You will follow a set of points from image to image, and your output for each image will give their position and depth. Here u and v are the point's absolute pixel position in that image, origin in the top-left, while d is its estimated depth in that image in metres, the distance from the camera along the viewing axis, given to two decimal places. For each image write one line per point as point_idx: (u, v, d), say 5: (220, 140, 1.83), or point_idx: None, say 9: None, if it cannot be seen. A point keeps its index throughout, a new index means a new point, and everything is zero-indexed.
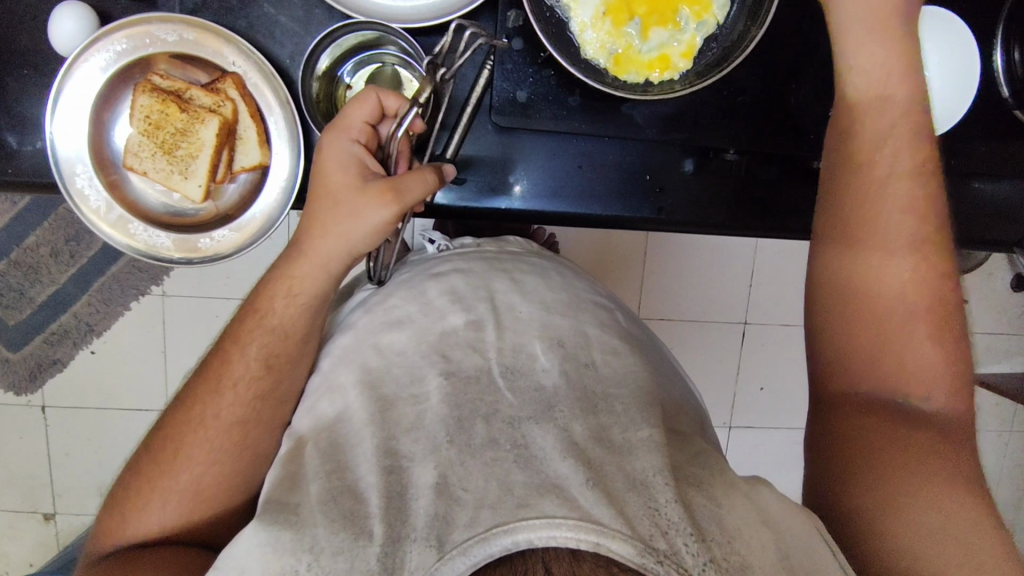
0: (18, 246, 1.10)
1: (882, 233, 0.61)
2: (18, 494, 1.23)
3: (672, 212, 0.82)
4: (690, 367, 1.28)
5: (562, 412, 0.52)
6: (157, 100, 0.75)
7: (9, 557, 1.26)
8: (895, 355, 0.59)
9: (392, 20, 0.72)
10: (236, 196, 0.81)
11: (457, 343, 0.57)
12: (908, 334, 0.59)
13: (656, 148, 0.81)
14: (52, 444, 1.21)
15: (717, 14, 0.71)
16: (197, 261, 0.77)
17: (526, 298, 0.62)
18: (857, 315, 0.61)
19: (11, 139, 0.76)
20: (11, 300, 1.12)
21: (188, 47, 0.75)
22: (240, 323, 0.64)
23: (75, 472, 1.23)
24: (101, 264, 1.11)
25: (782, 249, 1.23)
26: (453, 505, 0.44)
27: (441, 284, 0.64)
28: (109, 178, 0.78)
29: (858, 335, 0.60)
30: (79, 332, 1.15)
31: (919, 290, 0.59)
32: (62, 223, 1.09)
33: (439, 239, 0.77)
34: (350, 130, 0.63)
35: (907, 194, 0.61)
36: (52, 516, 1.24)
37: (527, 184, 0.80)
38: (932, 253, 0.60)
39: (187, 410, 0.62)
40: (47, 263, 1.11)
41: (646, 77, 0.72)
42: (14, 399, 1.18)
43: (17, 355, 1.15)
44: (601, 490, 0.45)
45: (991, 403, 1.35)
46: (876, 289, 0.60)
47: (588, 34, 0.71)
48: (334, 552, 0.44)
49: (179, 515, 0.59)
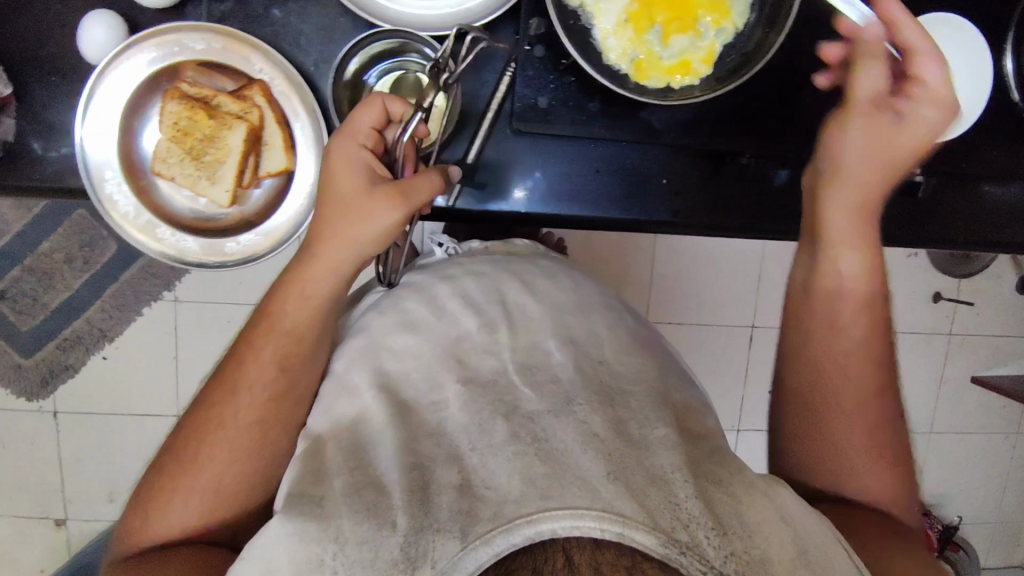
0: (31, 252, 1.13)
1: (823, 331, 0.67)
2: (28, 499, 1.22)
3: (684, 217, 0.83)
4: (699, 369, 1.29)
5: (581, 404, 0.52)
6: (185, 107, 0.76)
7: (20, 563, 1.26)
8: (837, 449, 0.66)
9: (419, 27, 0.74)
10: (262, 202, 0.81)
11: (474, 349, 0.58)
12: (846, 426, 0.66)
13: (671, 153, 0.82)
14: (63, 449, 1.20)
15: (736, 22, 0.72)
16: (225, 264, 0.79)
17: (536, 298, 0.64)
18: (811, 410, 0.67)
19: (35, 144, 0.77)
20: (24, 306, 1.14)
21: (216, 55, 0.76)
22: (256, 326, 0.66)
23: (84, 478, 1.22)
24: (114, 270, 1.14)
25: (788, 252, 1.24)
26: (476, 501, 0.46)
27: (452, 288, 0.65)
28: (138, 183, 0.79)
29: (812, 432, 0.67)
30: (92, 337, 1.16)
31: (849, 383, 0.66)
32: (75, 228, 1.12)
33: (446, 243, 0.78)
34: (359, 135, 0.64)
35: (851, 297, 0.67)
36: (62, 521, 1.23)
37: (545, 188, 0.81)
38: (875, 348, 0.67)
39: (206, 409, 0.63)
40: (61, 269, 1.14)
41: (666, 83, 0.73)
42: (25, 405, 1.18)
43: (30, 360, 1.16)
44: (623, 484, 0.46)
45: (999, 405, 1.35)
46: (816, 385, 0.67)
47: (611, 41, 0.72)
48: (360, 543, 0.45)
49: (197, 514, 0.60)
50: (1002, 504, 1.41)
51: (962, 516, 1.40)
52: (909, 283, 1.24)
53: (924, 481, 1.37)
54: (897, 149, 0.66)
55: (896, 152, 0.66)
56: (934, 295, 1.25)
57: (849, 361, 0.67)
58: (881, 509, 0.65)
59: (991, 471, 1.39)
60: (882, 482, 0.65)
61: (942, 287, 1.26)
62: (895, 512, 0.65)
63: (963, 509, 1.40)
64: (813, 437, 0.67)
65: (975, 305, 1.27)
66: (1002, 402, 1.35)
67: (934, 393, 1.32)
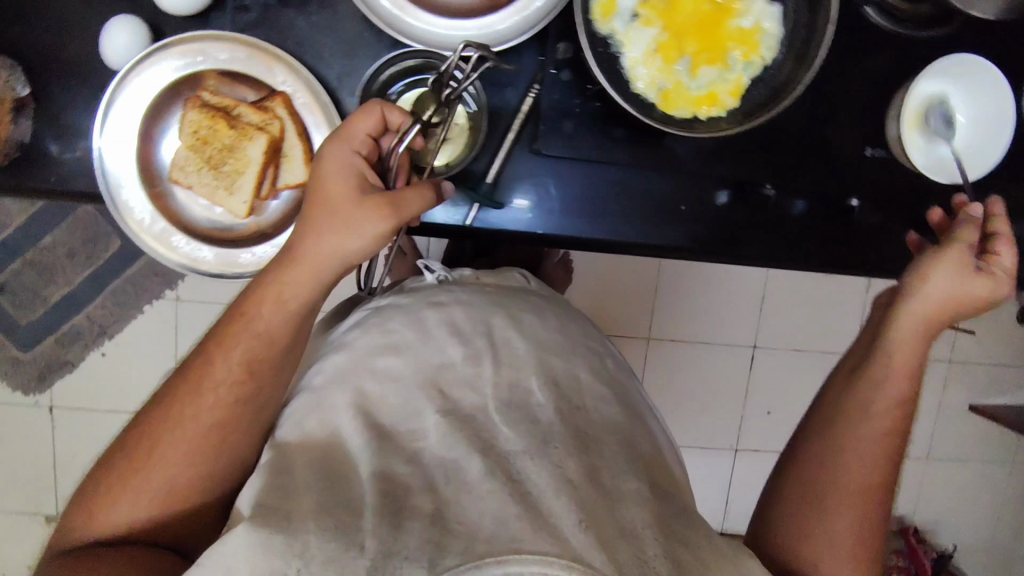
0: (34, 245, 1.12)
1: (852, 419, 0.64)
2: (19, 494, 1.21)
3: (705, 242, 0.82)
4: (699, 388, 1.28)
5: (558, 448, 0.55)
6: (206, 116, 0.75)
7: (7, 559, 1.24)
8: (820, 542, 0.61)
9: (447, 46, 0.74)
10: (277, 214, 0.79)
11: (453, 380, 0.60)
12: (838, 525, 0.61)
13: (692, 179, 0.81)
14: (57, 444, 1.20)
15: (764, 55, 0.73)
16: (238, 275, 0.78)
17: (521, 334, 0.65)
18: (808, 493, 0.63)
19: (52, 146, 0.76)
20: (24, 299, 1.13)
21: (239, 65, 0.76)
22: (225, 325, 0.61)
23: (76, 475, 1.21)
24: (117, 267, 1.13)
25: (793, 274, 1.24)
26: (448, 534, 0.48)
27: (440, 314, 0.65)
28: (153, 191, 0.78)
29: (807, 513, 0.62)
30: (91, 334, 1.16)
31: (859, 481, 0.62)
32: (79, 224, 1.11)
33: (437, 268, 0.78)
34: (353, 141, 0.65)
35: (885, 399, 0.64)
36: (53, 518, 1.22)
37: (564, 209, 0.80)
38: (891, 460, 0.63)
39: (164, 407, 0.59)
40: (63, 264, 1.13)
41: (693, 113, 0.73)
42: (22, 399, 1.17)
43: (28, 355, 1.15)
44: (592, 531, 0.48)
45: (996, 434, 1.35)
46: (825, 471, 0.63)
47: (639, 70, 0.72)
48: (325, 560, 0.46)
49: (145, 515, 0.58)
50: (997, 534, 1.41)
51: (956, 544, 1.40)
52: None
53: (918, 507, 1.37)
54: (972, 297, 0.66)
55: (969, 301, 0.66)
56: None
57: (864, 466, 0.62)
58: None
59: (986, 499, 1.39)
60: None
61: None
62: None
63: (957, 536, 1.40)
64: (812, 497, 0.62)
65: (975, 333, 1.28)
66: (999, 434, 1.35)
67: (931, 419, 1.33)
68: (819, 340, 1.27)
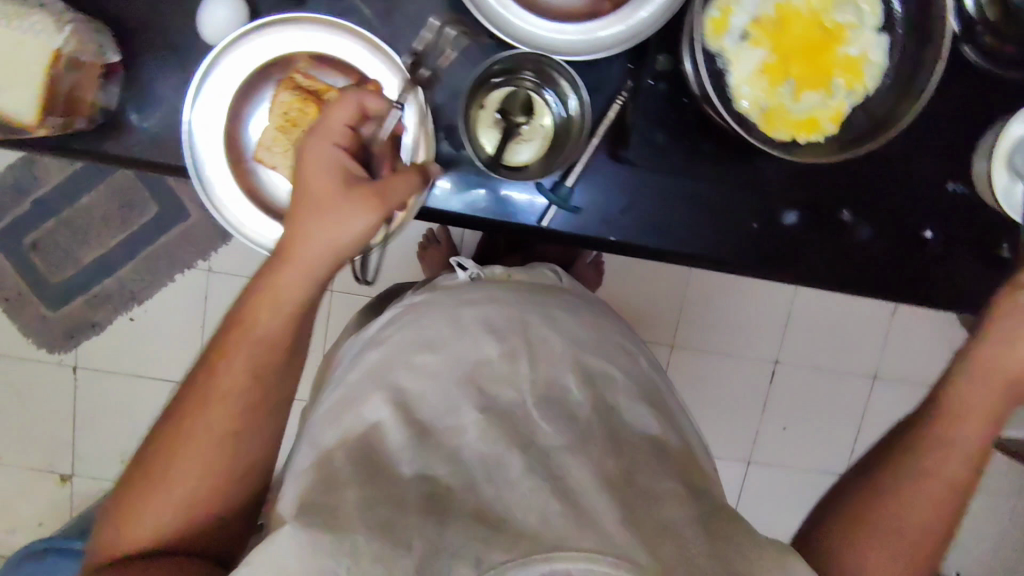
0: (70, 206, 1.12)
1: (928, 455, 0.60)
2: (37, 451, 1.22)
3: (763, 262, 0.79)
4: (717, 398, 1.29)
5: (595, 446, 0.56)
6: (297, 98, 0.76)
7: (17, 514, 1.24)
8: (863, 568, 0.59)
9: (551, 49, 0.71)
10: None
11: (492, 376, 0.60)
12: (885, 559, 0.59)
13: (765, 198, 0.78)
14: (78, 405, 1.20)
15: (868, 84, 0.71)
16: None
17: (556, 331, 0.65)
18: (857, 515, 0.60)
19: (131, 113, 0.72)
20: (57, 258, 1.14)
21: (333, 48, 0.75)
22: (224, 334, 0.62)
23: (95, 436, 1.22)
24: (151, 234, 1.14)
25: (821, 293, 1.24)
26: (492, 532, 0.49)
27: (475, 312, 0.65)
28: (236, 169, 0.77)
29: (862, 539, 0.59)
30: (121, 297, 1.16)
31: (921, 519, 0.59)
32: (115, 189, 1.12)
33: (471, 266, 0.78)
34: (333, 133, 0.63)
35: (961, 442, 0.60)
36: (68, 477, 1.23)
37: (633, 217, 0.77)
38: (954, 505, 0.60)
39: (177, 419, 0.60)
40: (97, 227, 1.13)
41: (793, 136, 0.71)
42: (46, 357, 1.18)
43: (56, 314, 1.16)
44: (637, 534, 0.49)
45: (1006, 467, 1.36)
46: (889, 501, 0.60)
47: (744, 89, 0.71)
48: (374, 559, 0.47)
49: (173, 526, 0.59)
50: None
51: None
52: (927, 336, 1.26)
53: None
54: None
55: None
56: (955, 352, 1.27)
57: (931, 504, 0.59)
58: None
59: None
60: None
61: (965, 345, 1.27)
62: None
63: None
64: (860, 524, 0.60)
65: None
66: (1008, 467, 1.36)
67: None
68: (840, 361, 1.28)
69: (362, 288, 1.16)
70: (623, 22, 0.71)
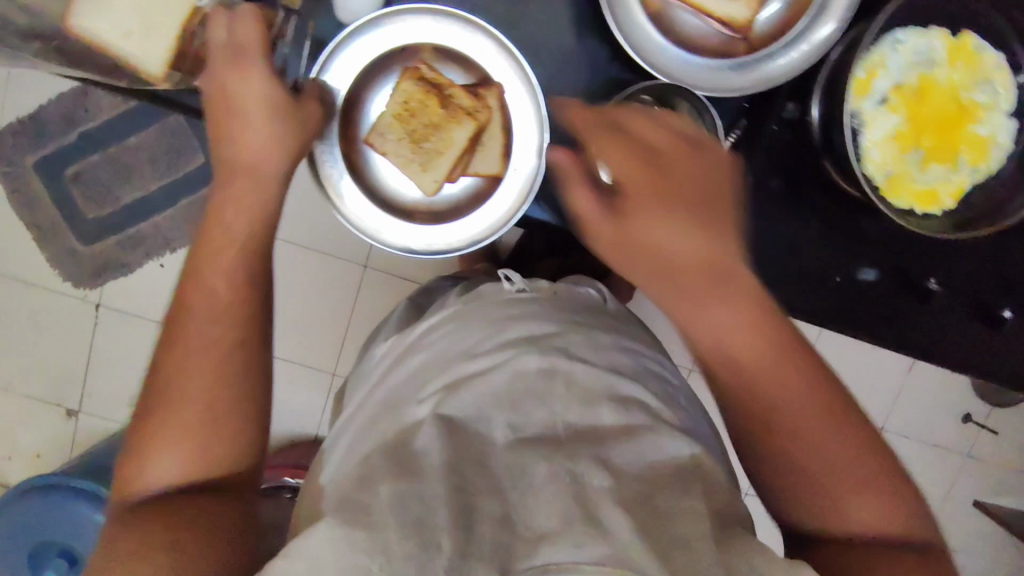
0: (118, 143, 1.12)
1: (694, 278, 0.50)
2: (48, 383, 1.21)
3: (848, 322, 0.79)
4: None
5: (611, 456, 0.53)
6: (420, 90, 0.74)
7: (16, 443, 1.22)
8: (809, 484, 0.51)
9: (691, 80, 0.67)
10: (455, 198, 0.79)
11: (529, 389, 0.57)
12: (818, 449, 0.51)
13: (849, 251, 0.77)
14: (97, 342, 1.19)
15: (992, 164, 0.70)
16: (410, 252, 0.76)
17: (597, 353, 0.62)
18: (759, 406, 0.51)
19: None
20: (96, 194, 1.13)
21: (456, 40, 0.73)
22: (182, 291, 0.56)
23: (107, 375, 1.20)
24: (192, 182, 1.13)
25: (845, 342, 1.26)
26: (515, 538, 0.47)
27: (519, 328, 0.63)
28: (347, 150, 0.76)
29: (771, 441, 0.52)
30: (155, 242, 1.14)
31: (780, 384, 0.51)
32: (166, 133, 1.11)
33: (518, 278, 0.72)
34: (249, 52, 0.60)
35: (721, 299, 0.50)
36: (74, 413, 1.21)
37: None
38: (790, 363, 0.51)
39: (153, 373, 0.54)
40: (141, 167, 1.13)
41: (913, 206, 0.70)
42: (72, 291, 1.17)
43: (87, 249, 1.15)
44: (655, 551, 0.45)
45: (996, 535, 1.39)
46: (722, 358, 0.51)
47: (873, 152, 0.69)
48: (406, 558, 0.44)
49: (185, 467, 0.52)
50: None
51: None
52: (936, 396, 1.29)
53: None
54: (695, 171, 0.53)
55: (698, 177, 0.53)
56: (963, 416, 1.30)
57: (780, 383, 0.51)
58: (871, 532, 0.51)
59: None
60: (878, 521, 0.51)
61: (973, 411, 1.31)
62: (904, 537, 0.51)
63: None
64: (759, 413, 0.52)
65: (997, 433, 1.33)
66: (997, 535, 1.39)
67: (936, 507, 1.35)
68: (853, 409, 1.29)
69: (397, 269, 1.17)
70: (769, 58, 0.67)
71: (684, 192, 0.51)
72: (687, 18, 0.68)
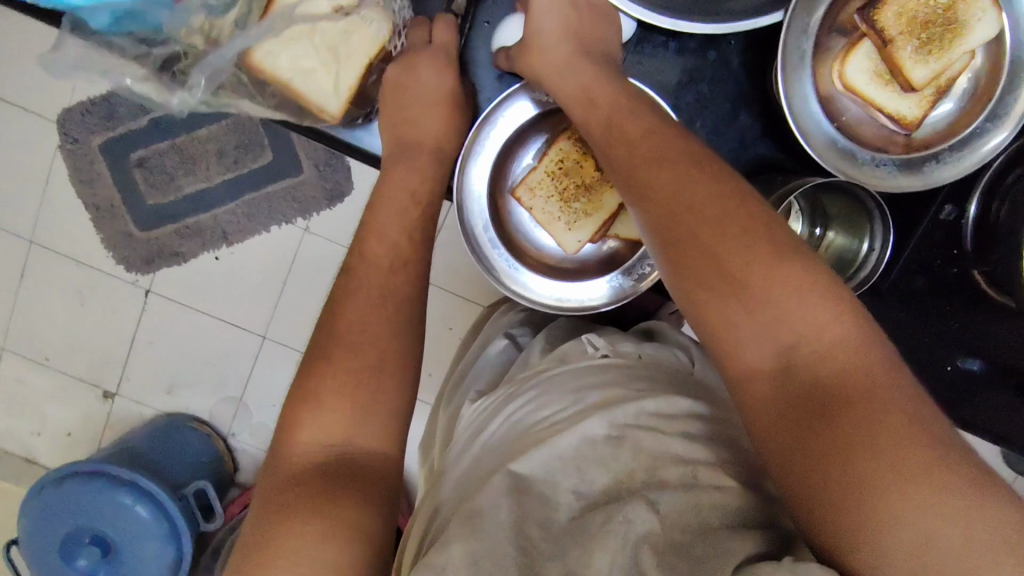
0: (188, 133, 1.12)
1: (663, 188, 0.53)
2: (88, 362, 1.19)
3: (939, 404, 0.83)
4: None
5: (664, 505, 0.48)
6: (577, 151, 0.80)
7: (46, 420, 1.20)
8: (767, 315, 0.48)
9: (835, 161, 0.68)
10: (593, 256, 0.84)
11: (595, 457, 0.53)
12: (768, 286, 0.48)
13: (949, 342, 0.82)
14: (141, 327, 1.18)
15: None
16: (545, 306, 0.80)
17: (676, 422, 0.55)
18: (695, 243, 0.50)
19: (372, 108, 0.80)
20: (160, 181, 1.14)
21: None
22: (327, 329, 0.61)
23: (148, 362, 1.19)
24: (256, 180, 1.12)
25: None
26: None
27: (599, 391, 0.60)
28: (500, 200, 0.83)
29: (708, 280, 0.50)
30: (212, 235, 1.14)
31: (715, 216, 0.50)
32: (237, 128, 1.11)
33: (602, 343, 0.70)
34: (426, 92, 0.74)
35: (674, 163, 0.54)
36: (111, 395, 1.20)
37: None
38: (739, 209, 0.51)
39: (292, 392, 0.58)
40: (207, 159, 1.12)
41: None
42: (122, 275, 1.16)
43: (143, 235, 1.14)
44: None
45: None
46: (682, 224, 0.51)
47: None
48: None
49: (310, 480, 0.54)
50: None
51: None
52: None
53: None
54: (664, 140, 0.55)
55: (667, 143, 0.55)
56: None
57: (714, 208, 0.51)
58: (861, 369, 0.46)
59: None
60: (848, 343, 0.46)
61: None
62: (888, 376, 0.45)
63: None
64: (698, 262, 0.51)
65: None
66: None
67: None
68: None
69: (459, 293, 1.15)
70: (935, 161, 0.68)
71: (677, 160, 0.54)
72: (854, 110, 0.70)
